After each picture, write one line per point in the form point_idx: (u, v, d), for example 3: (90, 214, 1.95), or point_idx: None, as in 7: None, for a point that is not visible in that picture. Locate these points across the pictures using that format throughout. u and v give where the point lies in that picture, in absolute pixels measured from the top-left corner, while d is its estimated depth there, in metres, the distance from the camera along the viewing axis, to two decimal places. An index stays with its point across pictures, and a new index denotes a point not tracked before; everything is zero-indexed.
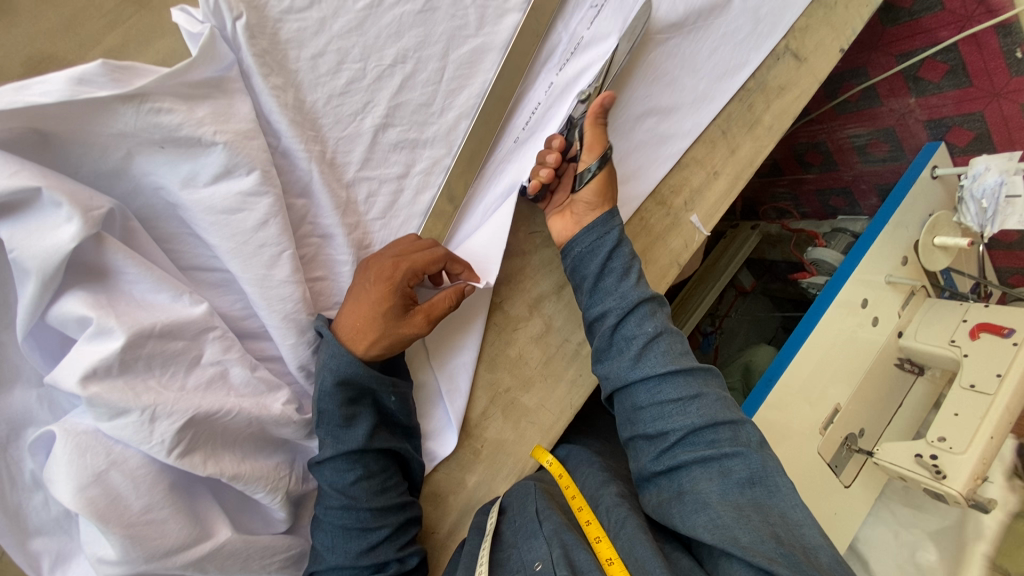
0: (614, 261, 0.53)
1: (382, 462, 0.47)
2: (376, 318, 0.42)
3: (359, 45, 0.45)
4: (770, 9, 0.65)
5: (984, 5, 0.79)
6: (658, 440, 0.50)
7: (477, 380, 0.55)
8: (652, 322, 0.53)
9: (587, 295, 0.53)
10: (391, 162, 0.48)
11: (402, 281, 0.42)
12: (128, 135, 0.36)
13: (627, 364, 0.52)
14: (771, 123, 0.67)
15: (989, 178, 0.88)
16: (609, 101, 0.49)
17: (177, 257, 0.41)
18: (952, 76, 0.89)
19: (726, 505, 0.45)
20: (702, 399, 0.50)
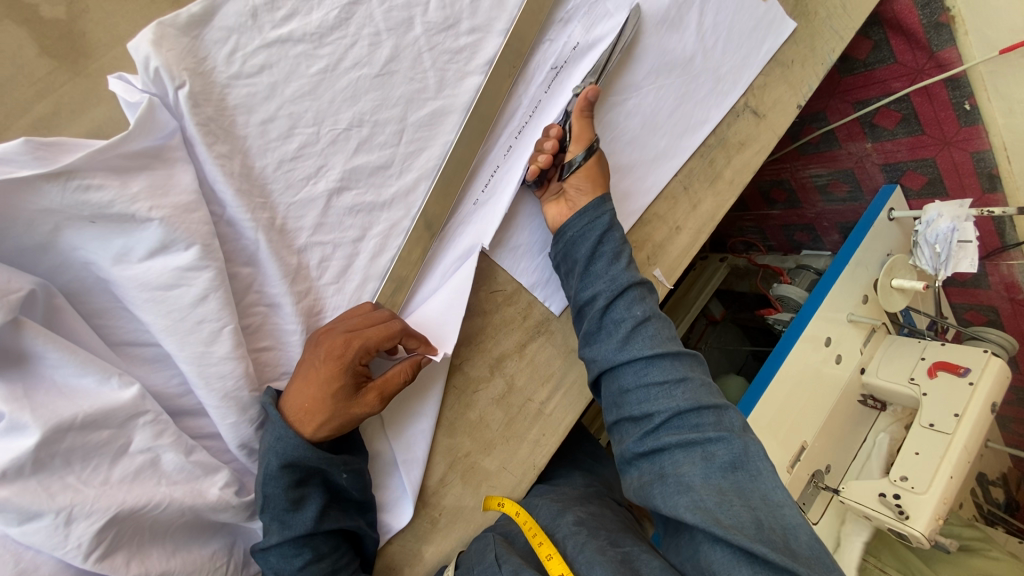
0: (606, 244, 0.53)
1: (334, 538, 0.45)
2: (323, 399, 0.40)
3: (313, 109, 0.44)
4: (730, 67, 0.66)
5: (934, 60, 0.82)
6: (642, 424, 0.52)
7: (435, 446, 0.53)
8: (641, 306, 0.54)
9: (579, 280, 0.54)
10: (346, 226, 0.46)
11: (352, 359, 0.40)
12: (54, 212, 0.34)
13: (615, 346, 0.53)
14: (731, 178, 0.68)
15: (942, 224, 0.90)
16: (594, 95, 0.51)
17: (107, 333, 0.38)
18: (905, 124, 0.92)
19: (708, 489, 0.47)
20: (687, 383, 0.52)
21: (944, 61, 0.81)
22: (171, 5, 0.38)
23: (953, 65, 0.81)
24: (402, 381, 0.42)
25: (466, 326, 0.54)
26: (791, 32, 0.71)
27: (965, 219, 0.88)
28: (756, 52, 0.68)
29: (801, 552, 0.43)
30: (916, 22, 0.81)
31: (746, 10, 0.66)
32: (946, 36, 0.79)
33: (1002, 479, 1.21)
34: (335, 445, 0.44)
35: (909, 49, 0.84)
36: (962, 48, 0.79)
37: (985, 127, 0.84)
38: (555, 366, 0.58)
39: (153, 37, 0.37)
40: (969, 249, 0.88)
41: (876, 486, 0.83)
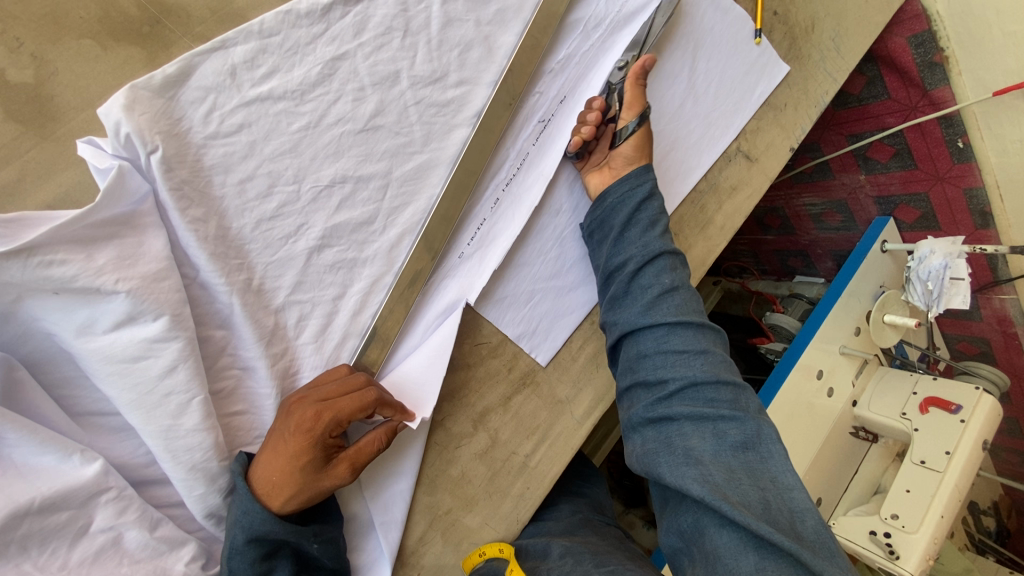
0: (642, 213, 0.54)
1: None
2: (289, 475, 0.39)
3: (293, 166, 0.43)
4: (721, 112, 0.66)
5: (927, 98, 0.82)
6: (656, 393, 0.52)
7: (415, 505, 0.52)
8: (671, 275, 0.54)
9: (610, 246, 0.55)
10: (326, 284, 0.45)
11: (319, 433, 0.39)
12: (16, 285, 0.33)
13: (638, 311, 0.53)
14: (723, 224, 0.68)
15: (935, 261, 0.89)
16: (649, 62, 0.53)
17: (71, 404, 0.37)
18: (898, 158, 0.92)
19: (717, 465, 0.47)
20: (707, 356, 0.52)
21: (938, 99, 0.81)
22: (147, 66, 0.38)
23: (946, 103, 0.81)
24: (377, 446, 0.42)
25: (449, 379, 0.53)
26: (784, 76, 0.71)
27: (958, 256, 0.86)
28: (748, 96, 0.68)
29: (806, 536, 0.44)
30: (910, 60, 0.81)
31: (739, 55, 0.66)
32: (940, 75, 0.79)
33: (994, 508, 1.20)
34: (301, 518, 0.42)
35: (903, 86, 0.84)
36: (956, 87, 0.79)
37: (978, 164, 0.84)
38: (541, 418, 0.57)
39: (126, 102, 0.36)
40: (961, 286, 0.87)
41: (867, 523, 0.82)
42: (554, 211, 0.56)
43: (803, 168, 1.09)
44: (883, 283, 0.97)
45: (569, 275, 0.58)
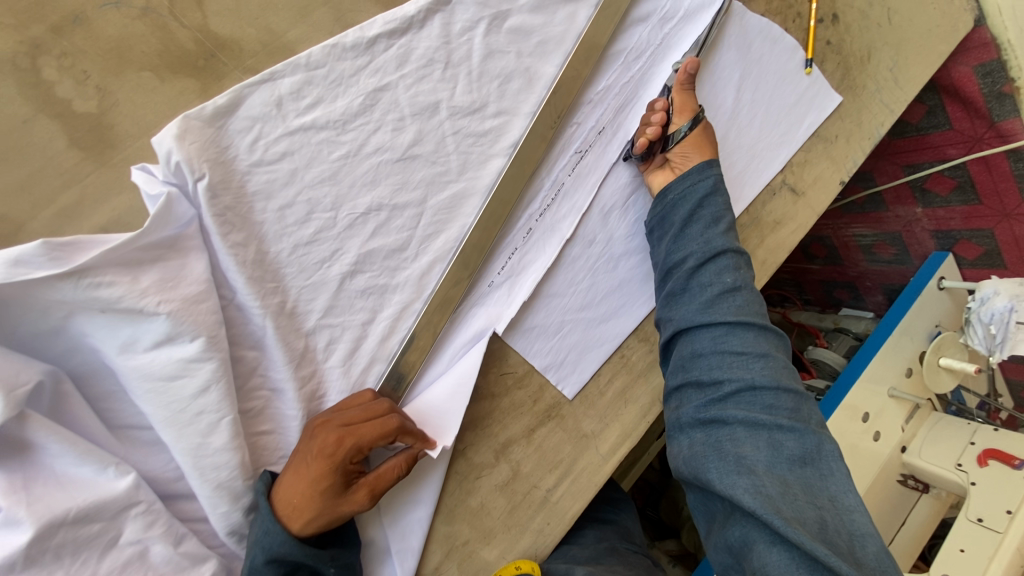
0: (705, 208, 0.53)
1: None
2: (308, 498, 0.39)
3: (331, 194, 0.44)
4: (767, 143, 0.63)
5: (995, 129, 0.78)
6: (709, 396, 0.50)
7: (432, 534, 0.51)
8: (733, 275, 0.52)
9: (669, 241, 0.53)
10: (357, 309, 0.45)
11: (342, 457, 0.39)
12: (68, 304, 0.35)
13: (696, 308, 0.52)
14: (764, 259, 0.66)
15: (998, 303, 0.84)
16: (694, 66, 0.51)
17: (110, 417, 0.38)
18: (960, 191, 0.88)
19: (771, 477, 0.46)
20: (767, 362, 0.50)
21: (1006, 131, 0.77)
22: (200, 96, 0.40)
23: (1015, 134, 0.77)
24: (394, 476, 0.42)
25: (472, 409, 0.52)
26: (837, 106, 0.68)
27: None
28: (797, 127, 0.65)
29: (864, 561, 0.42)
30: (976, 90, 0.78)
31: (784, 86, 0.64)
32: (1010, 106, 0.75)
33: None
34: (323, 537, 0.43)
35: (968, 117, 0.80)
36: None
37: None
38: (565, 451, 0.56)
39: (178, 131, 0.38)
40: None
41: None
42: (587, 241, 0.55)
43: (853, 198, 1.04)
44: (940, 322, 0.91)
45: (600, 307, 0.56)
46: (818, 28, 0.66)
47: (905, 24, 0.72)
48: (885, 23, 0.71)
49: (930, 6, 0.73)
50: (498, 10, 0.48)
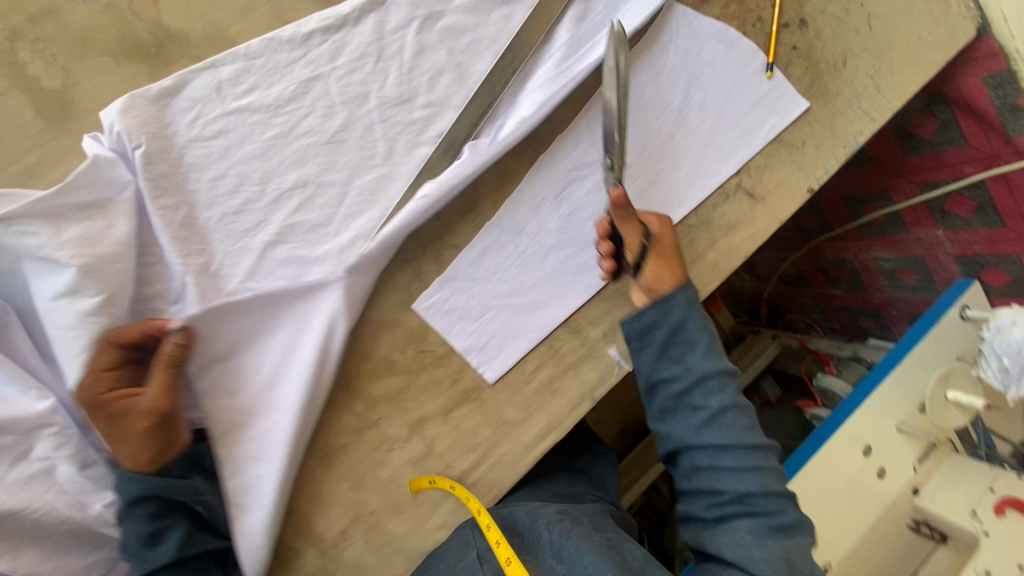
0: (684, 331, 0.53)
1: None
2: (115, 440, 0.45)
3: (260, 169, 0.49)
4: (719, 146, 0.63)
5: (1011, 145, 0.82)
6: (706, 499, 0.52)
7: (341, 499, 0.54)
8: (720, 396, 0.52)
9: (652, 359, 0.54)
10: (277, 276, 0.50)
11: (110, 395, 0.44)
12: (10, 251, 0.43)
13: (692, 428, 0.52)
14: (715, 261, 0.64)
15: (1016, 333, 0.77)
16: (621, 202, 0.51)
17: (45, 350, 0.46)
18: (981, 212, 0.92)
19: (763, 554, 0.48)
20: (760, 470, 0.51)
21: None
22: (148, 79, 0.46)
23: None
24: (164, 387, 0.44)
25: (388, 384, 0.54)
26: (804, 112, 0.67)
27: None
28: (755, 131, 0.64)
29: None
30: (988, 103, 0.81)
31: (742, 90, 0.63)
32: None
33: None
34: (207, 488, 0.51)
35: (983, 132, 0.84)
36: None
37: None
38: (483, 434, 0.57)
39: (122, 107, 0.44)
40: None
41: None
42: (516, 231, 0.57)
43: (872, 217, 1.08)
44: (960, 354, 0.85)
45: (526, 296, 0.58)
46: (781, 33, 0.65)
47: (890, 30, 0.70)
48: (864, 29, 0.68)
49: (917, 15, 0.71)
50: (431, 11, 0.52)
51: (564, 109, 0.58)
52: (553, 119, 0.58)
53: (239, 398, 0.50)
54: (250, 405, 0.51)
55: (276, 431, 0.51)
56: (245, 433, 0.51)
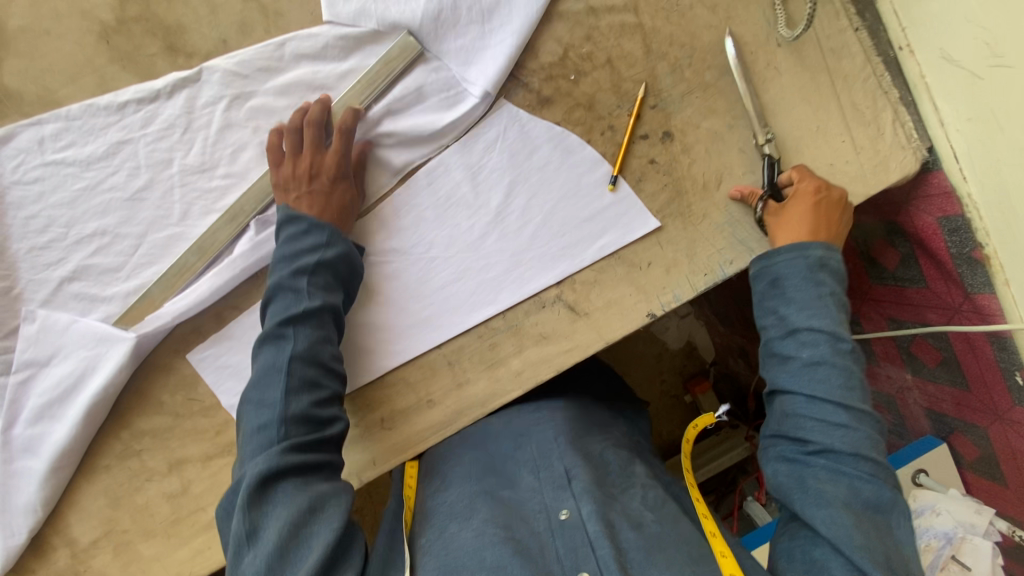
0: (800, 278, 0.55)
1: (305, 435, 0.49)
2: (329, 199, 0.54)
3: (68, 215, 0.55)
4: (537, 254, 0.59)
5: (970, 302, 0.68)
6: (794, 446, 0.52)
7: (97, 511, 0.58)
8: (813, 350, 0.53)
9: (771, 301, 0.56)
10: (70, 307, 0.56)
11: (319, 185, 0.54)
12: None
13: (789, 372, 0.54)
14: (518, 369, 0.60)
15: (938, 523, 0.76)
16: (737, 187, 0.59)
17: None
18: (946, 367, 0.76)
19: (847, 510, 0.47)
20: (853, 431, 0.50)
21: (984, 308, 0.66)
22: None
23: (994, 314, 0.65)
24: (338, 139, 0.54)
25: (156, 421, 0.58)
26: (657, 232, 0.60)
27: (965, 528, 0.74)
28: (584, 246, 0.60)
29: None
30: (943, 245, 0.67)
31: (579, 199, 0.59)
32: (983, 278, 0.64)
33: None
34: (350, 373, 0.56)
35: (941, 277, 0.70)
36: (1003, 300, 0.63)
37: None
38: None
39: None
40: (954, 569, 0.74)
41: None
42: None
43: None
44: None
45: None
46: (632, 145, 0.59)
47: (788, 152, 0.61)
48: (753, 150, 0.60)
49: (830, 139, 0.61)
50: (241, 91, 0.55)
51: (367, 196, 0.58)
52: None
53: (27, 405, 0.57)
54: (37, 415, 0.57)
55: (50, 438, 0.56)
56: (20, 434, 0.57)
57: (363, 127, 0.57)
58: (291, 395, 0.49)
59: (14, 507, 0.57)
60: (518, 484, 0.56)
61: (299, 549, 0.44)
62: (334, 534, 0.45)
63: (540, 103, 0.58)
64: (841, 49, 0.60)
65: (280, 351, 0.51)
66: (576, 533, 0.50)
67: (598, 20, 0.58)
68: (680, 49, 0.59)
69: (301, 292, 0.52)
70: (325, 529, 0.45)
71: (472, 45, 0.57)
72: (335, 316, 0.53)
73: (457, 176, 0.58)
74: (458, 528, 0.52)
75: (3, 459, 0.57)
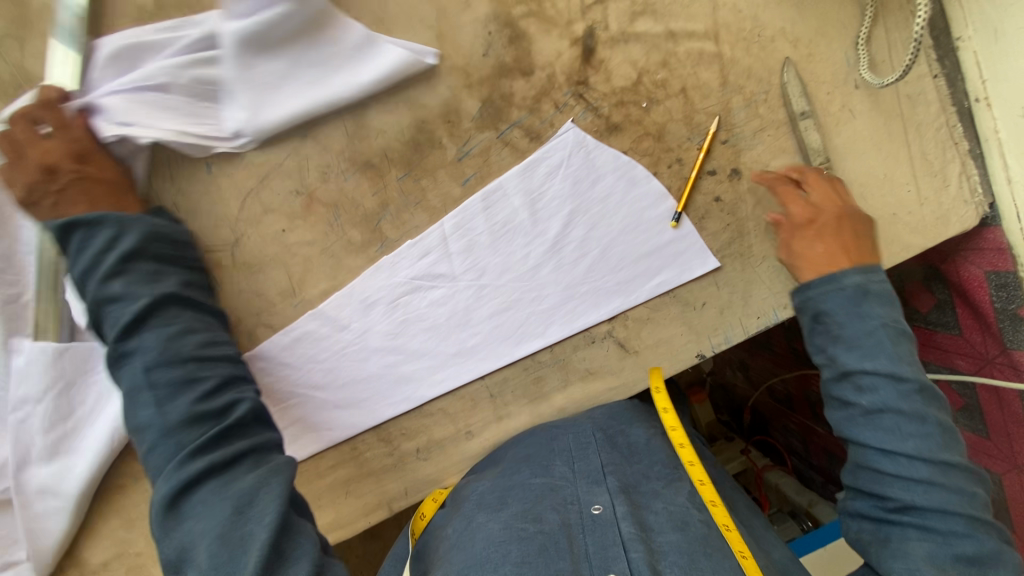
0: (853, 311, 0.49)
1: (204, 434, 0.42)
2: (102, 193, 0.49)
3: None
4: (591, 288, 0.57)
5: (1007, 356, 0.67)
6: (872, 502, 0.48)
7: (110, 532, 0.55)
8: (872, 397, 0.48)
9: (819, 339, 0.51)
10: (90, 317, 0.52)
11: (65, 179, 0.48)
12: None
13: (851, 420, 0.49)
14: (562, 405, 0.58)
15: None
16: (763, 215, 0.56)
17: None
18: (967, 414, 0.76)
19: (934, 573, 0.43)
20: (936, 485, 0.45)
21: (1021, 364, 0.66)
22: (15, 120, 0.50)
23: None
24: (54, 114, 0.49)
25: None
26: (715, 272, 0.58)
27: None
28: (640, 281, 0.57)
29: None
30: (987, 300, 0.66)
31: (641, 232, 0.56)
32: None
33: None
34: (236, 356, 0.49)
35: (978, 329, 0.69)
36: None
37: None
38: None
39: None
40: None
41: None
42: (340, 326, 0.55)
43: None
44: None
45: (341, 394, 0.57)
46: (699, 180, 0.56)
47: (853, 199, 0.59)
48: None
49: (897, 188, 0.59)
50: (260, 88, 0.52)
51: (417, 216, 0.55)
52: (405, 224, 0.55)
53: (36, 441, 0.52)
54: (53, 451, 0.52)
55: (74, 473, 0.53)
56: (41, 468, 0.52)
57: (167, 124, 0.51)
58: (165, 405, 0.43)
59: (42, 549, 0.53)
60: (551, 471, 0.51)
61: (237, 555, 0.38)
62: (269, 528, 0.39)
63: (608, 130, 0.55)
64: (918, 96, 0.58)
65: (130, 367, 0.45)
66: (609, 530, 0.45)
67: (676, 46, 0.55)
68: (757, 83, 0.56)
69: (123, 295, 0.46)
70: (259, 524, 0.39)
71: (263, 81, 0.52)
72: (177, 303, 0.48)
73: (515, 201, 0.55)
74: (486, 518, 0.46)
75: (18, 504, 0.52)
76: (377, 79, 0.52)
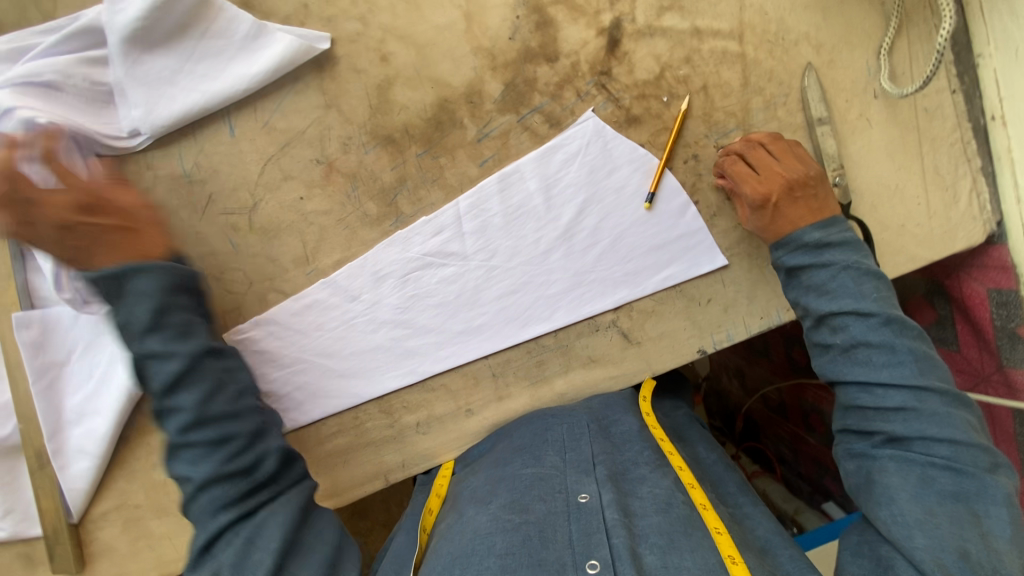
0: (827, 256, 0.51)
1: (234, 465, 0.46)
2: None
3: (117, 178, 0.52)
4: (598, 278, 0.57)
5: (1002, 374, 0.68)
6: (861, 441, 0.49)
7: (112, 484, 0.57)
8: (846, 333, 0.49)
9: (791, 287, 0.53)
10: None
11: None
12: None
13: (832, 361, 0.50)
14: (562, 390, 0.59)
15: None
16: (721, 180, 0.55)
17: None
18: None
19: (915, 506, 0.44)
20: (913, 412, 0.46)
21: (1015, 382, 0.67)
22: None
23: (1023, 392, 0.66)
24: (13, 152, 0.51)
25: None
26: (722, 271, 0.58)
27: None
28: (648, 273, 0.58)
29: None
30: (988, 317, 0.67)
31: (651, 225, 0.57)
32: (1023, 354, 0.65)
33: None
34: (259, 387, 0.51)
35: (976, 346, 0.70)
36: None
37: None
38: None
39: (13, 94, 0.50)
40: None
41: None
42: (350, 296, 0.56)
43: None
44: None
45: (347, 363, 0.58)
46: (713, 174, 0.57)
47: (864, 207, 0.60)
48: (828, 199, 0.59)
49: (907, 199, 0.60)
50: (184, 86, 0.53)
51: (433, 193, 0.56)
52: (421, 200, 0.56)
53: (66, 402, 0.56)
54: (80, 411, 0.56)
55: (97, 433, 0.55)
56: (69, 407, 0.56)
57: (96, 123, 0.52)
58: (193, 434, 0.46)
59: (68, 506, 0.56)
60: (542, 461, 0.51)
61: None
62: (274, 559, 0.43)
63: (627, 121, 0.56)
64: (935, 110, 0.59)
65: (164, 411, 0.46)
66: (593, 517, 0.45)
67: (700, 43, 0.55)
68: (777, 85, 0.56)
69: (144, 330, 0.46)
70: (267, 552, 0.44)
71: (155, 76, 0.52)
72: (211, 356, 0.48)
73: (529, 185, 0.56)
74: (475, 512, 0.48)
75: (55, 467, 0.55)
76: (265, 71, 0.52)
